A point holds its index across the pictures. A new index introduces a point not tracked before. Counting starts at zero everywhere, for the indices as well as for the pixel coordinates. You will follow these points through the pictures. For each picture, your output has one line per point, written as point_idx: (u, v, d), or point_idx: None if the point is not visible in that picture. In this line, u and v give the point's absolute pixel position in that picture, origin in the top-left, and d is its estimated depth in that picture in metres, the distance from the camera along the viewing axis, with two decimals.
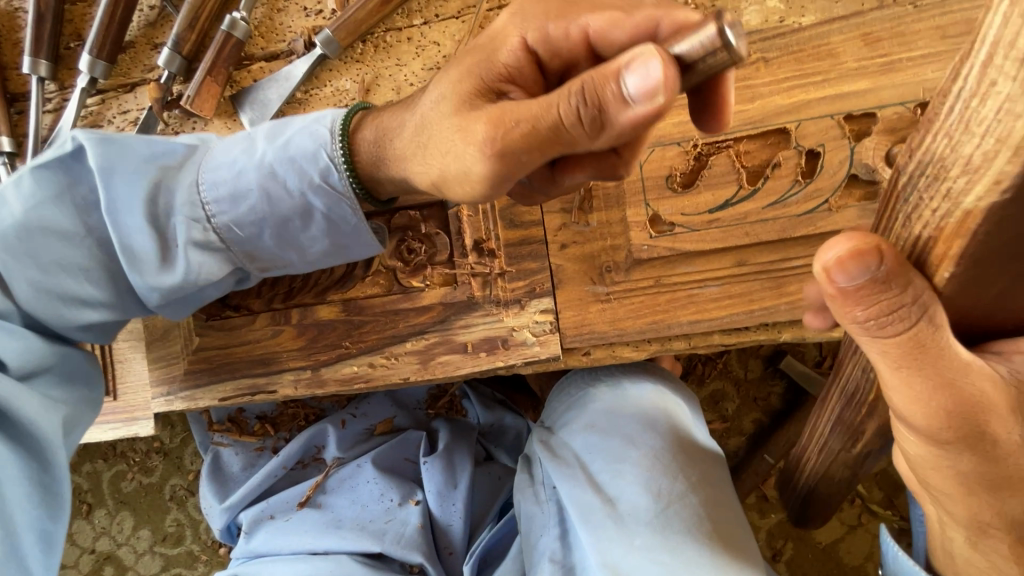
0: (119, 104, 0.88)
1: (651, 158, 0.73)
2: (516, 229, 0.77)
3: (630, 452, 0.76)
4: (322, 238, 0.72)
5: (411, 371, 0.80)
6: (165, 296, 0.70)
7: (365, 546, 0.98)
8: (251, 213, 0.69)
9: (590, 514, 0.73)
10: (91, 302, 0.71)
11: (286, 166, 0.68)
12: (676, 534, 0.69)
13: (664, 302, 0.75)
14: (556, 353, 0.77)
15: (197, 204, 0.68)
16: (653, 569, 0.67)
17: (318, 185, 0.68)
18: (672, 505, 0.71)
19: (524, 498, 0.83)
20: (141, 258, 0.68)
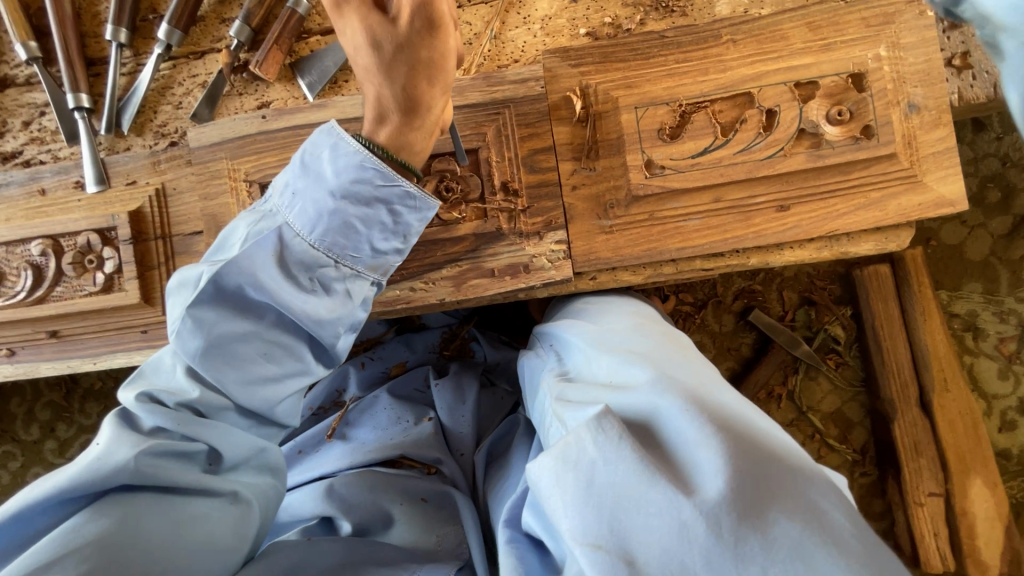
0: (190, 69, 1.02)
1: (645, 115, 0.91)
2: (535, 173, 0.94)
3: (615, 310, 0.95)
4: (414, 222, 0.81)
5: (447, 293, 0.94)
6: (342, 327, 0.82)
7: (386, 455, 1.15)
8: (355, 241, 0.79)
9: (587, 334, 0.88)
10: (286, 374, 0.82)
11: (352, 187, 0.76)
12: (649, 333, 0.86)
13: (657, 232, 0.92)
14: (568, 275, 0.94)
15: (320, 257, 0.78)
16: (631, 343, 0.82)
17: (385, 184, 0.77)
18: (645, 326, 0.89)
19: (529, 362, 0.99)
20: (313, 320, 0.79)
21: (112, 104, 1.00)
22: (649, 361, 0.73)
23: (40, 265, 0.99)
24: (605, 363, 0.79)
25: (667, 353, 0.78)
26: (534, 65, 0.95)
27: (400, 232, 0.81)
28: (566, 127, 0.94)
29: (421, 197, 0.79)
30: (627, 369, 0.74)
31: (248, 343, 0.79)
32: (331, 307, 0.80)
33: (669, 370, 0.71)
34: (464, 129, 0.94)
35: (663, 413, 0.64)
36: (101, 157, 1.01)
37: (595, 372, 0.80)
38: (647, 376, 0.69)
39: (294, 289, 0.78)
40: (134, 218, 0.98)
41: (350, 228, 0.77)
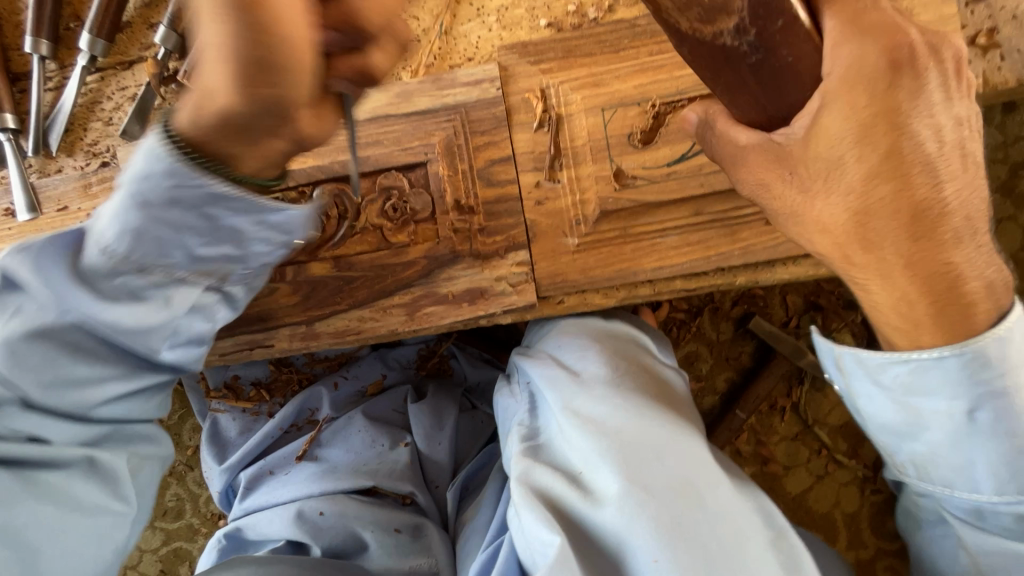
0: (118, 81, 0.94)
1: (613, 118, 0.80)
2: (493, 187, 0.84)
3: (591, 340, 0.85)
4: (257, 234, 0.64)
5: (399, 323, 0.86)
6: (167, 344, 0.70)
7: (359, 484, 1.11)
8: (161, 240, 0.61)
9: (556, 381, 0.81)
10: (100, 379, 0.71)
11: (140, 185, 0.57)
12: (629, 386, 0.77)
13: (630, 251, 0.82)
14: (532, 301, 0.84)
15: (117, 263, 0.62)
16: (604, 407, 0.75)
17: (179, 181, 0.56)
18: (625, 366, 0.81)
19: (502, 393, 0.92)
20: (124, 330, 0.66)
21: (38, 124, 0.93)
22: (623, 462, 0.69)
23: None
24: (574, 442, 0.74)
25: (644, 433, 0.72)
26: (489, 64, 0.84)
27: (224, 242, 0.63)
28: (526, 133, 0.83)
29: (247, 200, 0.59)
30: (597, 469, 0.70)
31: (43, 349, 0.67)
32: (144, 319, 0.66)
33: (643, 477, 0.68)
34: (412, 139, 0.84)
35: (632, 545, 0.65)
36: (30, 181, 0.94)
37: (563, 445, 0.75)
38: (618, 493, 0.67)
39: (92, 296, 0.64)
40: None
41: (144, 237, 0.60)
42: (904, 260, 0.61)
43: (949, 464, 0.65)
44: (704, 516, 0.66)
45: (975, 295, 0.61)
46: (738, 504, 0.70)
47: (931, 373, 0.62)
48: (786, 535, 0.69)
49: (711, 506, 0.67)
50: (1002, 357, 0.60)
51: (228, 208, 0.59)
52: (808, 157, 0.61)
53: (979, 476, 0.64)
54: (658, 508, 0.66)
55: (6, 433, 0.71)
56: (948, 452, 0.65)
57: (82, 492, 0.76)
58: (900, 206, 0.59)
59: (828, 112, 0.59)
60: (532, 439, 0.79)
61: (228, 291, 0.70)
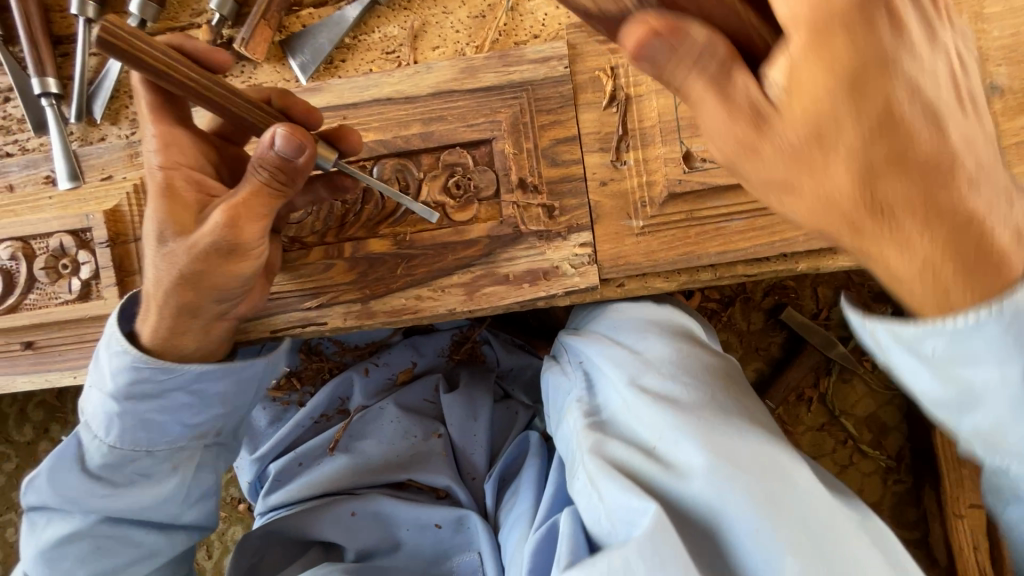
0: None
1: (684, 100, 0.80)
2: (557, 167, 0.83)
3: (647, 324, 0.88)
4: (213, 401, 0.80)
5: (458, 302, 0.85)
6: (179, 503, 0.83)
7: (394, 478, 1.12)
8: (136, 431, 0.77)
9: (617, 359, 0.82)
10: (132, 561, 0.82)
11: (134, 389, 0.75)
12: (694, 364, 0.79)
13: (695, 234, 0.82)
14: (594, 283, 0.84)
15: (124, 453, 0.78)
16: (672, 383, 0.76)
17: (141, 376, 0.74)
18: (686, 348, 0.82)
19: (551, 374, 0.94)
20: (164, 503, 0.82)
21: (82, 90, 0.90)
22: (702, 433, 0.69)
23: (12, 269, 0.90)
24: (643, 417, 0.74)
25: (716, 406, 0.73)
26: (557, 41, 0.83)
27: (196, 419, 0.80)
28: (593, 113, 0.83)
29: (224, 366, 0.78)
30: (674, 440, 0.70)
31: (80, 541, 0.79)
32: (160, 492, 0.80)
33: (725, 447, 0.67)
34: (477, 115, 0.83)
35: (724, 515, 0.64)
36: (73, 149, 0.91)
37: (632, 421, 0.76)
38: (700, 459, 0.67)
39: (110, 485, 0.79)
40: (111, 217, 0.88)
41: (145, 424, 0.77)
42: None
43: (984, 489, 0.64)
44: (793, 489, 0.65)
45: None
46: (821, 484, 0.69)
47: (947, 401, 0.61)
48: (871, 519, 0.68)
49: (797, 481, 0.66)
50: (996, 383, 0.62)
51: (214, 378, 0.78)
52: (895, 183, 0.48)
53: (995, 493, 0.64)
54: (748, 479, 0.65)
55: None
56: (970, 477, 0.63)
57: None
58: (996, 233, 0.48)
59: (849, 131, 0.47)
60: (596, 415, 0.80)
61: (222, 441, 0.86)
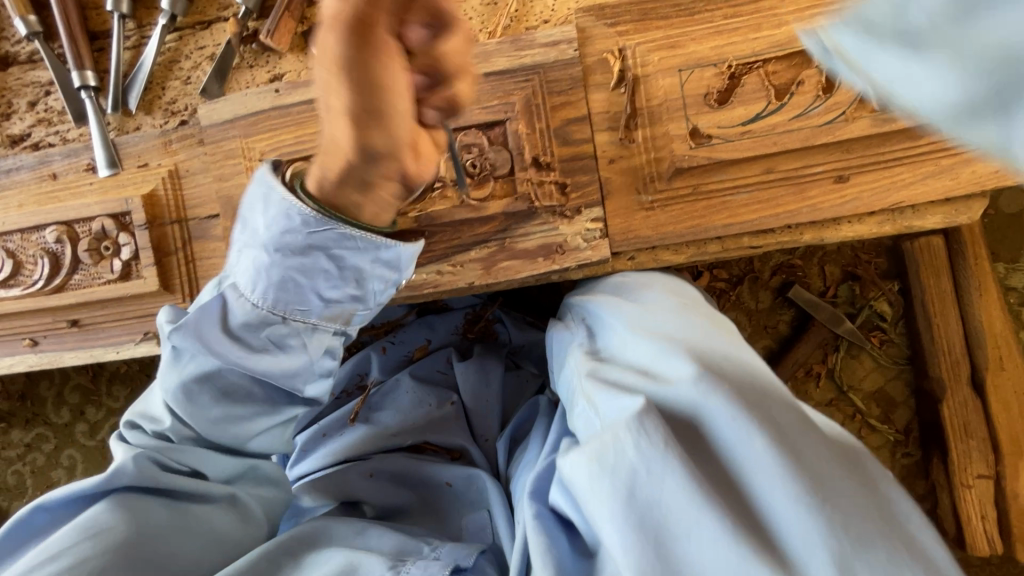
0: (196, 41, 0.96)
1: (689, 79, 0.83)
2: (569, 146, 0.87)
3: (648, 277, 0.90)
4: (354, 266, 0.72)
5: (476, 277, 0.89)
6: (306, 378, 0.78)
7: (409, 441, 1.19)
8: (303, 292, 0.73)
9: (615, 306, 0.85)
10: (255, 417, 0.81)
11: (281, 240, 0.69)
12: (691, 311, 0.81)
13: (701, 208, 0.86)
14: (605, 256, 0.88)
15: (264, 314, 0.73)
16: (667, 322, 0.79)
17: (310, 230, 0.69)
18: (683, 300, 0.85)
19: (554, 332, 0.97)
20: (296, 372, 0.77)
21: (118, 82, 0.95)
22: (692, 352, 0.70)
23: (57, 252, 0.96)
24: (642, 346, 0.77)
25: (708, 336, 0.75)
26: (566, 25, 0.87)
27: (363, 283, 0.74)
28: (602, 94, 0.87)
29: (365, 236, 0.70)
30: (665, 356, 0.72)
31: (202, 391, 0.77)
32: (289, 365, 0.76)
33: (712, 362, 0.69)
34: (492, 98, 0.87)
35: (706, 409, 0.64)
36: (111, 138, 0.96)
37: (628, 351, 0.79)
38: (687, 370, 0.67)
39: (245, 347, 0.74)
40: (148, 202, 0.94)
41: (292, 282, 0.72)
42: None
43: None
44: (774, 395, 0.65)
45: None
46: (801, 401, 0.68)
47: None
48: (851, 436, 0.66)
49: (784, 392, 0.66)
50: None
51: (353, 249, 0.71)
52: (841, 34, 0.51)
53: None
54: (729, 380, 0.66)
55: (175, 465, 0.82)
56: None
57: (220, 518, 0.84)
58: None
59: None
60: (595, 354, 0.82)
61: (349, 334, 0.78)
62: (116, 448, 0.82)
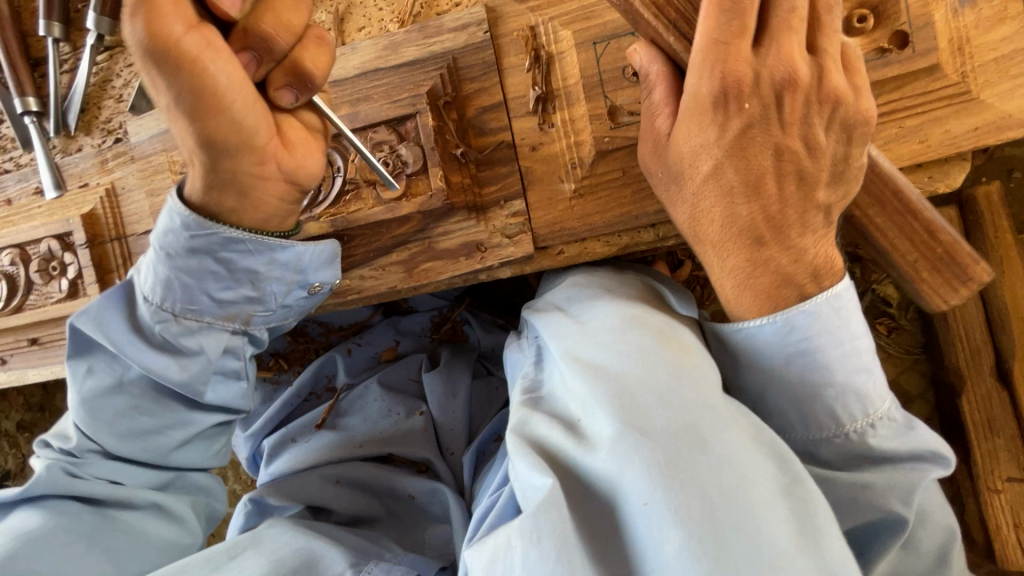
0: (125, 58, 0.97)
1: (607, 52, 0.75)
2: (486, 136, 0.82)
3: (604, 293, 0.73)
4: (261, 285, 0.75)
5: (398, 280, 0.86)
6: (211, 374, 0.79)
7: (373, 452, 1.13)
8: (238, 336, 0.74)
9: (559, 330, 0.69)
10: (150, 435, 0.82)
11: (205, 258, 0.72)
12: (643, 329, 0.63)
13: (631, 194, 0.78)
14: (529, 251, 0.81)
15: (171, 319, 0.75)
16: (607, 349, 0.61)
17: (236, 252, 0.72)
18: (638, 315, 0.66)
19: (510, 350, 0.80)
20: (181, 377, 0.77)
21: (57, 105, 0.98)
22: (621, 401, 0.55)
23: (13, 273, 1.00)
24: (572, 387, 0.60)
25: (651, 372, 0.57)
26: (475, 6, 0.81)
27: (250, 302, 0.76)
28: (517, 75, 0.80)
29: (268, 239, 0.73)
30: (591, 411, 0.56)
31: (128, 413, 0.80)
32: (194, 368, 0.77)
33: (642, 414, 0.53)
34: (401, 91, 0.82)
35: (623, 492, 0.51)
36: (55, 161, 0.99)
37: (561, 392, 0.62)
38: (610, 433, 0.53)
39: (149, 349, 0.76)
40: (88, 221, 0.95)
41: (191, 288, 0.74)
42: (745, 265, 0.62)
43: (800, 430, 0.63)
44: (708, 466, 0.50)
45: (800, 277, 0.61)
46: (751, 452, 0.52)
47: (765, 347, 0.62)
48: (803, 484, 0.52)
49: (721, 453, 0.51)
50: (827, 334, 0.60)
51: (248, 248, 0.72)
52: (677, 163, 0.63)
53: (823, 436, 0.62)
54: (655, 450, 0.51)
55: (86, 477, 0.82)
56: (771, 408, 0.65)
57: None
58: (738, 218, 0.62)
59: (679, 128, 0.61)
60: (531, 390, 0.66)
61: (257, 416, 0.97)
62: (42, 461, 0.83)
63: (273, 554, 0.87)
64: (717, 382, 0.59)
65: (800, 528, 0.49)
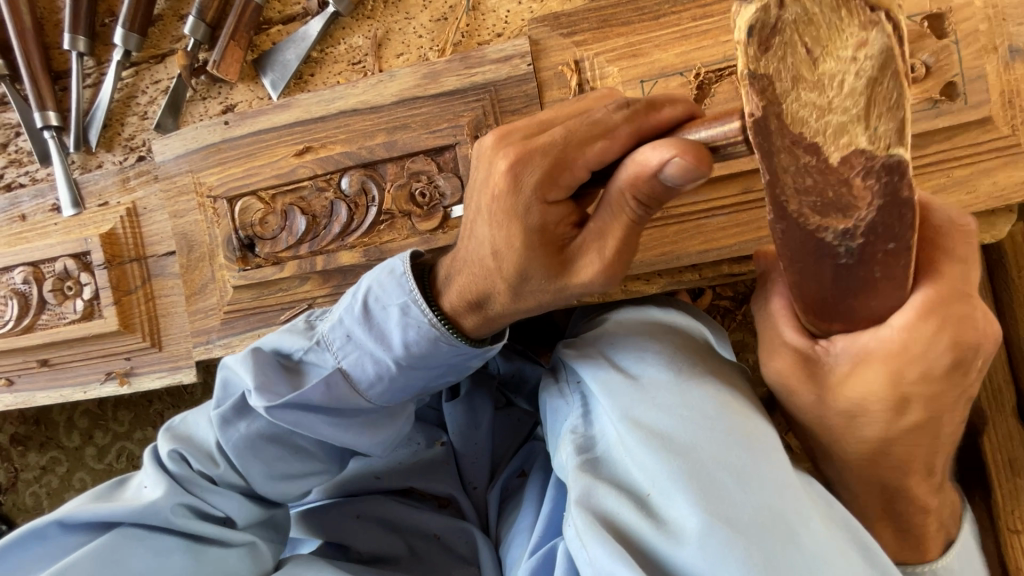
0: (152, 75, 0.94)
1: (653, 90, 0.75)
2: None
3: (655, 341, 0.71)
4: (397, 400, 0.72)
5: None
6: (294, 474, 0.76)
7: (394, 486, 1.11)
8: (409, 388, 0.71)
9: (611, 386, 0.66)
10: (204, 521, 0.72)
11: (359, 352, 0.69)
12: (708, 394, 0.62)
13: (673, 234, 0.77)
14: None
15: (321, 404, 0.70)
16: (675, 420, 0.60)
17: (389, 367, 0.68)
18: (698, 375, 0.64)
19: (549, 394, 0.78)
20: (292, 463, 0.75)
21: (78, 121, 0.95)
22: (702, 488, 0.54)
23: (25, 292, 0.96)
24: (642, 462, 0.59)
25: (729, 454, 0.56)
26: (518, 38, 0.80)
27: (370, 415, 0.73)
28: (559, 110, 0.79)
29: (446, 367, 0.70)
30: (670, 493, 0.56)
31: (284, 453, 0.74)
32: (318, 457, 0.77)
33: (726, 504, 0.53)
34: (440, 121, 0.81)
35: None
36: (74, 177, 0.96)
37: (626, 462, 0.61)
38: (696, 525, 0.53)
39: (325, 416, 0.71)
40: (106, 241, 0.93)
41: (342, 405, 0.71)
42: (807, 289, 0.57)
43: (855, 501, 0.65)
44: (800, 561, 0.50)
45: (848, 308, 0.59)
46: (831, 535, 0.53)
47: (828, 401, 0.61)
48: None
49: (808, 544, 0.51)
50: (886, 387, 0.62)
51: (417, 376, 0.70)
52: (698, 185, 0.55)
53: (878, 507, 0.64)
54: (744, 544, 0.51)
55: (210, 512, 0.73)
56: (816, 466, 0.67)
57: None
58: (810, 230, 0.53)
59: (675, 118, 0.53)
60: (588, 454, 0.64)
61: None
62: (155, 481, 0.71)
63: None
64: (787, 455, 0.58)
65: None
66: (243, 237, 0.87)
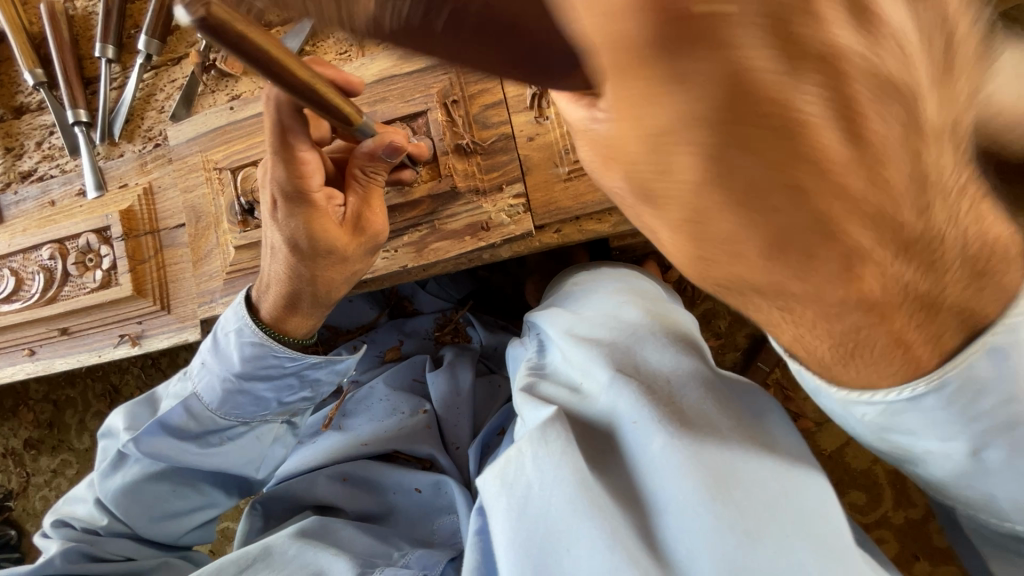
0: (169, 75, 1.10)
1: None
2: (488, 129, 0.92)
3: (595, 289, 0.88)
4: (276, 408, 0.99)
5: (409, 260, 0.94)
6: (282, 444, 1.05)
7: (378, 449, 1.15)
8: (250, 391, 0.94)
9: (556, 316, 0.83)
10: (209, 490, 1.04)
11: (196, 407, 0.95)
12: (630, 308, 0.79)
13: None
14: (529, 229, 0.89)
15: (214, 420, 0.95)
16: (600, 326, 0.76)
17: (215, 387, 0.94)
18: (624, 298, 0.81)
19: (513, 348, 0.92)
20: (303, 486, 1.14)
21: (105, 116, 1.09)
22: (613, 357, 0.69)
23: (50, 267, 1.07)
24: (573, 355, 0.74)
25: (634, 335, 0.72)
26: None
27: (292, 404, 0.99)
28: None
29: (325, 360, 0.97)
30: (591, 371, 0.69)
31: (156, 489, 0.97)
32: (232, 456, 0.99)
33: (629, 365, 0.67)
34: (414, 92, 0.93)
35: (618, 418, 0.63)
36: (98, 165, 1.09)
37: (563, 362, 0.75)
38: (605, 377, 0.66)
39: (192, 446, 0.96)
40: (125, 217, 1.05)
41: (257, 396, 0.95)
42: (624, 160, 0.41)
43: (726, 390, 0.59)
44: (683, 394, 0.63)
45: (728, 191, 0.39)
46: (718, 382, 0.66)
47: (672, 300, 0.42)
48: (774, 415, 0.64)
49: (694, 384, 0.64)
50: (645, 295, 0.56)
51: (313, 366, 0.96)
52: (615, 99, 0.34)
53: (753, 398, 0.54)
54: (640, 385, 0.64)
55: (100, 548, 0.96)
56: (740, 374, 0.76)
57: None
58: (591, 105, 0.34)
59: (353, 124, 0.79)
60: (536, 367, 0.78)
61: (293, 422, 1.04)
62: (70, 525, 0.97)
63: (282, 572, 0.90)
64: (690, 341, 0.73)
65: (765, 439, 0.59)
66: (244, 203, 0.97)
